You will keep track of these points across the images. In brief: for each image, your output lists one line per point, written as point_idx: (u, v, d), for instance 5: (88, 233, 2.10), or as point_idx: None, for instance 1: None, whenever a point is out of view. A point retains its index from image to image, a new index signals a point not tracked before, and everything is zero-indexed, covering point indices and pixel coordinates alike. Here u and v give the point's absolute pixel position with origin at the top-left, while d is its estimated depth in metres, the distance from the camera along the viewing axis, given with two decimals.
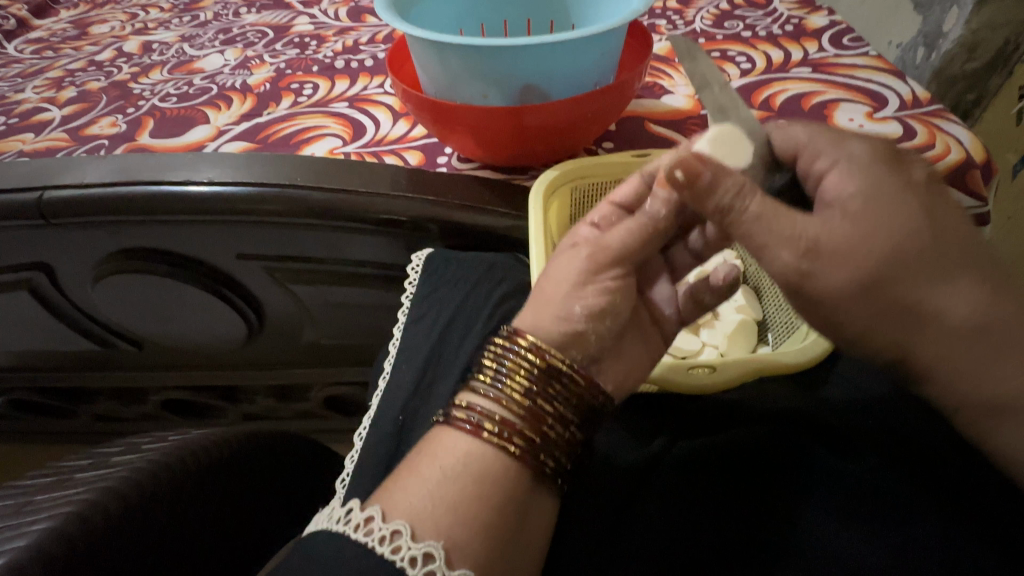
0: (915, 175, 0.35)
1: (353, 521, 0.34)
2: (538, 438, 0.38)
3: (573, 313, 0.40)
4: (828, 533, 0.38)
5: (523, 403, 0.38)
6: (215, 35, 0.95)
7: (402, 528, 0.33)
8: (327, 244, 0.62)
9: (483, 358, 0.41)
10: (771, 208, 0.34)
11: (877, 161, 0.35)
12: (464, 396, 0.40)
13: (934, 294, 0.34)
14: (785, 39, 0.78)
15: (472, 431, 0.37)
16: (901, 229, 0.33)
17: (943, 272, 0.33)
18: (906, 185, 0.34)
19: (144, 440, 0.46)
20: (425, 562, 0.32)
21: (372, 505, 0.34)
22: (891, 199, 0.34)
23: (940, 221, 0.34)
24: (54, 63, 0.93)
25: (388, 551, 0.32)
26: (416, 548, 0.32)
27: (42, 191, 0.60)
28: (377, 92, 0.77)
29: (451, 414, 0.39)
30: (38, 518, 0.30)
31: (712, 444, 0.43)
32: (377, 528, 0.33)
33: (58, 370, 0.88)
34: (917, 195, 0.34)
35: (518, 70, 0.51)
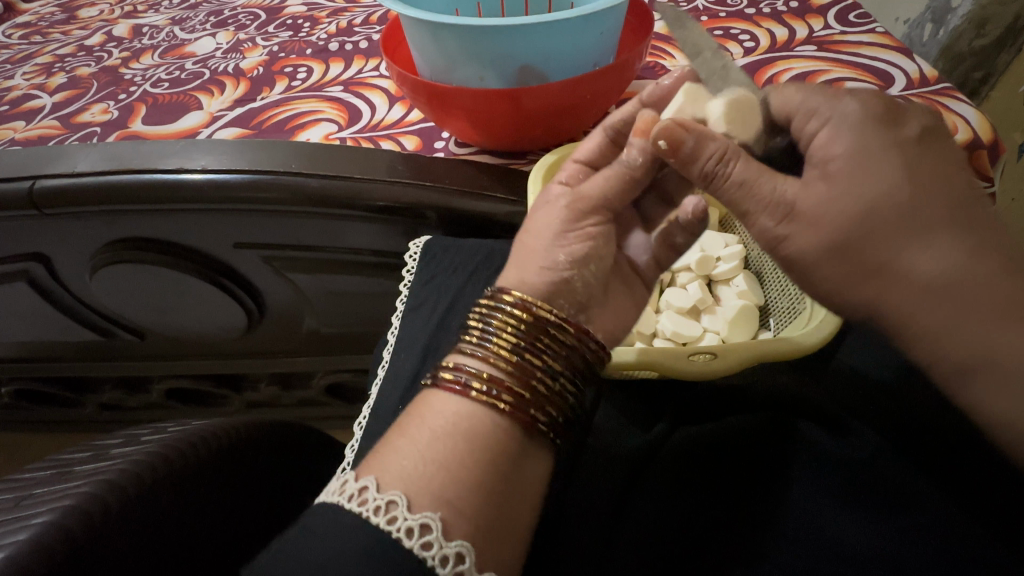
0: (907, 132, 0.34)
1: (348, 491, 0.33)
2: (529, 394, 0.37)
3: (558, 261, 0.41)
4: (827, 519, 0.37)
5: (511, 359, 0.37)
6: (206, 18, 0.92)
7: (397, 500, 0.32)
8: (325, 231, 0.62)
9: (468, 319, 0.40)
10: (751, 172, 0.35)
11: (871, 118, 0.34)
12: (451, 358, 0.39)
13: (919, 255, 0.32)
14: (790, 16, 0.75)
15: (461, 391, 0.36)
16: (880, 192, 0.32)
17: (930, 232, 0.32)
18: (892, 142, 0.33)
19: (144, 431, 0.46)
20: (422, 533, 0.31)
21: (366, 476, 0.33)
22: (875, 158, 0.33)
23: (929, 183, 0.33)
24: (43, 48, 0.91)
25: (383, 522, 0.31)
26: (412, 518, 0.31)
27: (33, 180, 0.59)
28: (372, 75, 0.75)
29: (439, 376, 0.38)
30: (37, 514, 0.30)
31: (709, 435, 0.44)
32: (371, 499, 0.32)
33: (61, 360, 0.88)
34: (904, 153, 0.33)
35: (517, 51, 0.50)
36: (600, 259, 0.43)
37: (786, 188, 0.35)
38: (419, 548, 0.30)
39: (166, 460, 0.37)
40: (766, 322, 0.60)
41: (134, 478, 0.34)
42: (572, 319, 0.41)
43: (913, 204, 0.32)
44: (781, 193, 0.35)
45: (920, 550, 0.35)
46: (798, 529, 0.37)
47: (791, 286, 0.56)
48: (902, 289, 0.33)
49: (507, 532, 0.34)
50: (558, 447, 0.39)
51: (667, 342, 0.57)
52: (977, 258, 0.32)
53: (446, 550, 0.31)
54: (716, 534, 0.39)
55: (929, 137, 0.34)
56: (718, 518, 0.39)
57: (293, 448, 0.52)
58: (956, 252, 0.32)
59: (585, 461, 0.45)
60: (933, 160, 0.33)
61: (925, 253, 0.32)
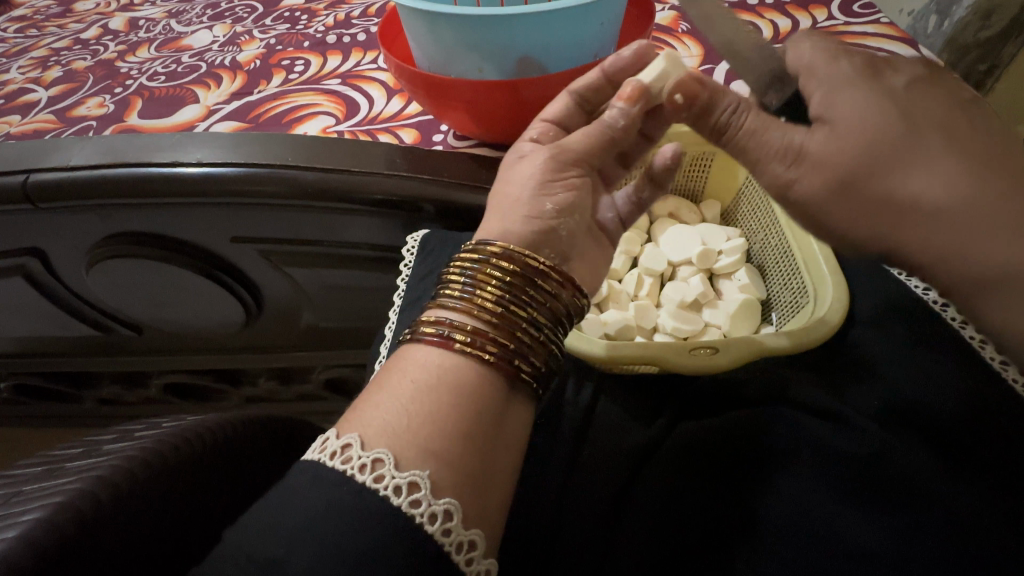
0: (899, 79, 0.35)
1: (330, 450, 0.32)
2: (513, 343, 0.37)
3: (544, 209, 0.42)
4: (832, 514, 0.36)
5: (495, 310, 0.38)
6: (203, 11, 0.91)
7: (384, 457, 0.32)
8: (322, 224, 0.61)
9: (448, 274, 0.40)
10: (764, 121, 0.37)
11: (867, 68, 0.36)
12: (431, 313, 0.39)
13: (933, 182, 0.32)
14: (793, 7, 0.74)
15: (442, 344, 0.37)
16: (884, 125, 0.33)
17: (942, 161, 0.32)
18: (885, 89, 0.34)
19: (138, 426, 0.45)
20: (410, 490, 0.31)
21: (350, 434, 0.33)
22: (873, 98, 0.34)
23: (933, 118, 0.33)
24: (38, 41, 0.90)
25: (370, 480, 0.31)
26: (399, 476, 0.31)
27: (27, 174, 0.59)
28: (370, 68, 0.74)
29: (419, 331, 0.38)
30: (28, 509, 0.30)
31: (711, 427, 0.43)
32: (355, 457, 0.32)
33: (59, 356, 0.88)
34: (902, 94, 0.34)
35: (516, 41, 0.49)
36: (583, 209, 0.44)
37: (796, 135, 0.36)
38: (406, 506, 0.30)
39: (162, 455, 0.37)
40: (767, 315, 0.60)
41: (129, 473, 0.34)
42: (555, 268, 0.41)
43: (918, 135, 0.33)
44: (792, 140, 0.36)
45: (929, 541, 0.34)
46: (799, 525, 0.36)
47: (793, 279, 0.55)
48: (925, 223, 0.33)
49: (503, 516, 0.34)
50: (540, 397, 0.39)
51: (667, 337, 0.57)
52: (1003, 180, 0.31)
53: (434, 508, 0.31)
54: (718, 531, 0.38)
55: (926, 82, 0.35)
56: (723, 514, 0.39)
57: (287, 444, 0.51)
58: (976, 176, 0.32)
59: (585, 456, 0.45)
60: (932, 99, 0.34)
61: (939, 184, 0.32)
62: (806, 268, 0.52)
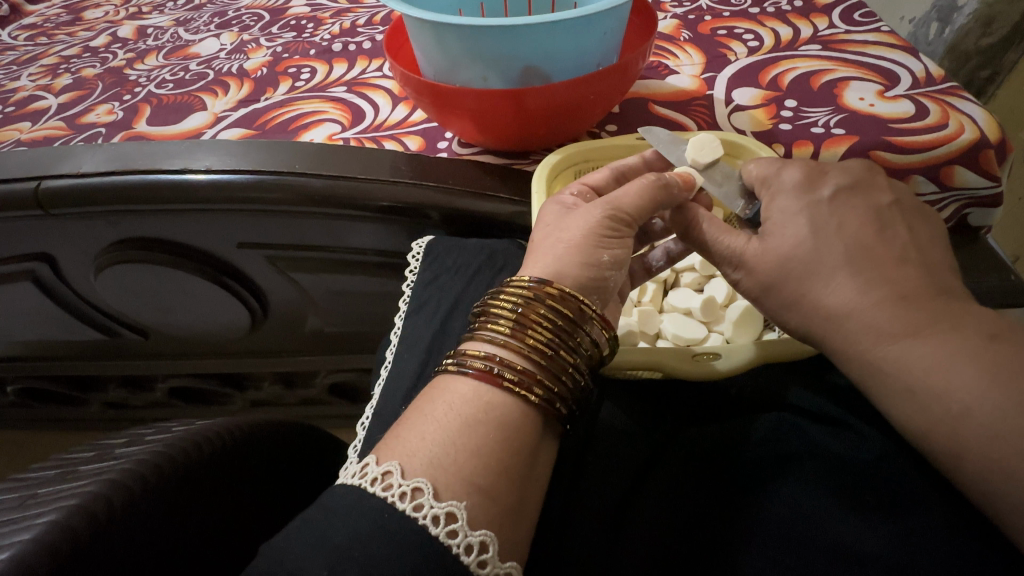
0: (820, 194, 0.39)
1: (370, 476, 0.32)
2: (557, 387, 0.37)
3: (602, 261, 0.41)
4: (832, 520, 0.36)
5: (546, 353, 0.38)
6: (210, 19, 0.93)
7: (424, 486, 0.31)
8: (328, 231, 0.62)
9: (499, 306, 0.39)
10: (718, 230, 0.42)
11: (801, 180, 0.40)
12: (478, 347, 0.38)
13: (839, 292, 0.36)
14: (794, 16, 0.75)
15: (492, 381, 0.36)
16: (803, 240, 0.37)
17: (855, 274, 0.36)
18: (804, 203, 0.39)
19: (148, 431, 0.46)
20: (447, 521, 0.31)
21: (390, 461, 0.33)
22: (793, 216, 0.38)
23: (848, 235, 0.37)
24: (48, 49, 0.91)
25: (410, 509, 0.30)
26: (438, 506, 0.31)
27: (38, 180, 0.59)
28: (375, 76, 0.75)
29: (466, 362, 0.37)
30: (42, 512, 0.30)
31: (711, 441, 0.43)
32: (397, 484, 0.31)
33: (67, 360, 0.89)
34: (819, 212, 0.38)
35: (519, 50, 0.50)
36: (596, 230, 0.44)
37: (738, 244, 0.40)
38: (444, 536, 0.30)
39: (172, 460, 0.37)
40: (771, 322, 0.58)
41: (138, 478, 0.34)
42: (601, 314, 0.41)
43: (829, 249, 0.37)
44: (734, 249, 0.40)
45: (928, 548, 0.34)
46: (797, 527, 0.36)
47: None
48: (825, 310, 0.36)
49: (520, 506, 0.34)
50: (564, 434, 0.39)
51: (669, 344, 0.57)
52: (885, 287, 0.35)
53: (470, 539, 0.31)
54: (717, 540, 0.38)
55: (846, 193, 0.39)
56: (733, 521, 0.39)
57: (295, 448, 0.52)
58: (862, 284, 0.35)
59: (589, 463, 0.44)
60: (843, 209, 0.38)
61: (829, 286, 0.36)
62: None
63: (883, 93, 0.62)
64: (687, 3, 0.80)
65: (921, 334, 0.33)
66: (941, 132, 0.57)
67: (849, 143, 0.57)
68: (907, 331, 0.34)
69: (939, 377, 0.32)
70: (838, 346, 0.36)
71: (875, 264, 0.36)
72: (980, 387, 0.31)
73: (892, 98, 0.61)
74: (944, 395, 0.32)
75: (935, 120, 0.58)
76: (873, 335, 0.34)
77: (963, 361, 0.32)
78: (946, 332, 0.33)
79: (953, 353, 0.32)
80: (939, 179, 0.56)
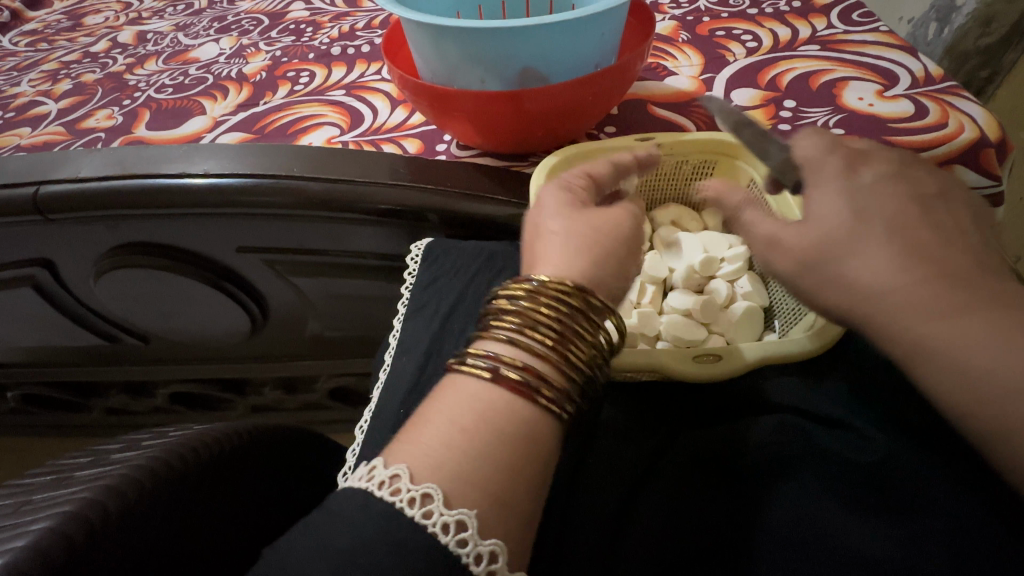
0: (859, 180, 0.38)
1: (378, 479, 0.31)
2: (580, 403, 0.38)
3: (601, 262, 0.40)
4: (837, 524, 0.35)
5: (579, 370, 0.38)
6: (210, 24, 0.93)
7: (432, 492, 0.30)
8: (326, 235, 0.62)
9: (546, 314, 0.37)
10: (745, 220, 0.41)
11: (846, 166, 0.39)
12: (515, 354, 0.36)
13: (877, 265, 0.34)
14: (792, 16, 0.75)
15: (530, 395, 0.35)
16: (841, 216, 0.36)
17: (897, 250, 0.34)
18: (843, 186, 0.37)
19: (145, 436, 0.45)
20: (458, 529, 0.30)
21: (398, 463, 0.32)
22: (836, 196, 0.37)
23: (891, 213, 0.35)
24: (48, 55, 0.92)
25: (419, 515, 0.30)
26: (449, 514, 0.30)
27: (37, 187, 0.60)
28: (374, 79, 0.75)
29: (504, 371, 0.35)
30: (36, 519, 0.30)
31: (712, 441, 0.42)
32: (405, 489, 0.30)
33: (67, 366, 0.89)
34: (860, 190, 0.37)
35: (517, 53, 0.50)
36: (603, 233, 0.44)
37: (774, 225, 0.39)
38: (454, 545, 0.30)
39: (167, 465, 0.37)
40: (771, 324, 0.58)
41: (134, 483, 0.34)
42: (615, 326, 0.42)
43: (867, 224, 0.35)
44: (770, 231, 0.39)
45: (932, 550, 0.34)
46: (802, 529, 0.36)
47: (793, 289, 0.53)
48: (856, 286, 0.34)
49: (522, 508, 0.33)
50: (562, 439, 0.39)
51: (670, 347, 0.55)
52: (924, 262, 0.33)
53: (480, 549, 0.30)
54: (732, 542, 0.37)
55: (889, 179, 0.38)
56: (738, 525, 0.38)
57: (292, 451, 0.52)
58: (903, 259, 0.33)
59: (590, 465, 0.43)
60: (887, 188, 0.37)
61: (865, 262, 0.34)
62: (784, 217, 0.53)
63: (883, 93, 0.62)
64: (686, 4, 0.80)
65: (969, 314, 0.31)
66: (941, 132, 0.57)
67: None
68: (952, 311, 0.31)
69: (978, 358, 0.30)
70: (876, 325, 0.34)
71: (915, 241, 0.34)
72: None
73: (891, 98, 0.61)
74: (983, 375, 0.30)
75: (935, 120, 0.58)
76: (911, 310, 0.32)
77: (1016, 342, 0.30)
78: (992, 314, 0.31)
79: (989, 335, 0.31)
80: None
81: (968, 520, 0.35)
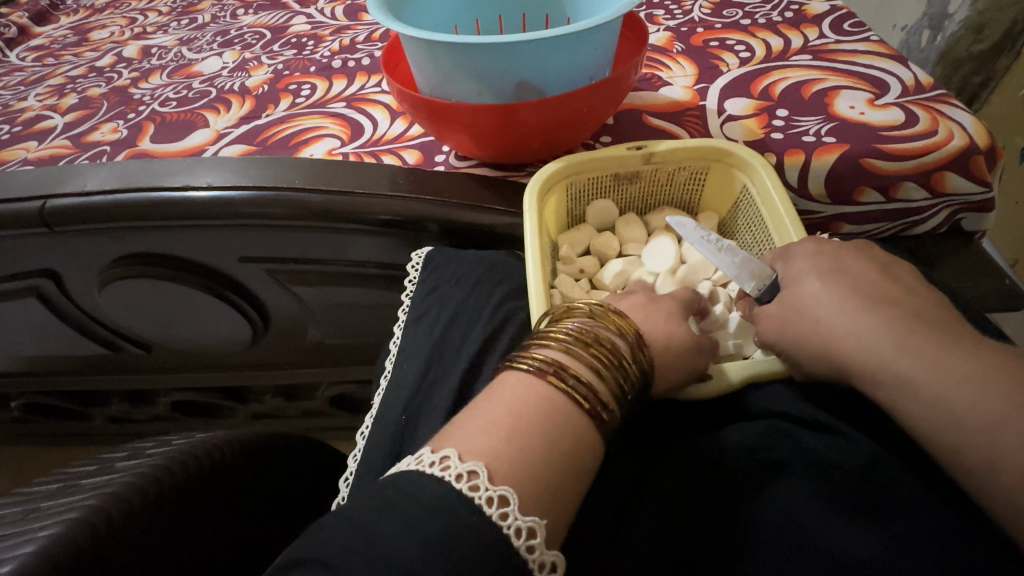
0: (823, 250, 0.44)
1: (454, 472, 0.31)
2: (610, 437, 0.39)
3: None
4: (826, 527, 0.34)
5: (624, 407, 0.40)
6: (214, 38, 0.95)
7: (509, 496, 0.31)
8: (327, 245, 0.63)
9: (625, 354, 0.40)
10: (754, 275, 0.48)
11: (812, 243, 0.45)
12: (593, 383, 0.38)
13: (846, 316, 0.38)
14: (785, 26, 0.76)
15: (598, 424, 0.36)
16: (811, 284, 0.41)
17: (863, 304, 0.38)
18: (808, 261, 0.43)
19: (150, 444, 0.46)
20: (527, 535, 0.31)
21: (474, 460, 0.32)
22: (804, 269, 0.43)
23: (856, 276, 0.41)
24: (55, 70, 0.93)
25: (496, 516, 0.30)
26: (523, 519, 0.31)
27: (44, 200, 0.61)
28: (374, 92, 0.77)
29: (587, 399, 0.36)
30: (43, 526, 0.31)
31: (700, 447, 0.40)
32: (484, 489, 0.31)
33: (71, 375, 0.90)
34: (823, 260, 0.43)
35: (512, 67, 0.51)
36: None
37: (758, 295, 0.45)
38: (524, 550, 0.30)
39: (171, 474, 0.38)
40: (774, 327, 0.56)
41: (138, 491, 0.35)
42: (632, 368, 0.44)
43: (832, 285, 0.40)
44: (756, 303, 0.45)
45: (921, 550, 0.32)
46: (788, 532, 0.34)
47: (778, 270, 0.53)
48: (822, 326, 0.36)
49: None
50: None
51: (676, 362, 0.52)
52: (891, 313, 0.37)
53: (544, 557, 0.31)
54: (721, 546, 0.35)
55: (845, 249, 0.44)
56: (725, 528, 0.36)
57: (291, 460, 0.52)
58: (869, 310, 0.38)
59: None
60: (845, 258, 0.42)
61: (837, 313, 0.39)
62: (771, 222, 0.53)
63: (873, 102, 0.63)
64: (680, 15, 0.82)
65: (939, 352, 0.35)
66: (931, 139, 0.58)
67: (840, 151, 0.58)
68: (919, 350, 0.35)
69: (947, 387, 0.33)
70: (854, 368, 0.37)
71: (879, 296, 0.39)
72: (994, 389, 0.32)
73: (882, 106, 0.62)
74: (957, 399, 0.33)
75: (925, 127, 0.59)
76: (887, 350, 0.36)
77: (983, 375, 0.33)
78: (959, 348, 0.35)
79: (955, 367, 0.34)
80: (931, 185, 0.58)
81: (957, 527, 0.33)
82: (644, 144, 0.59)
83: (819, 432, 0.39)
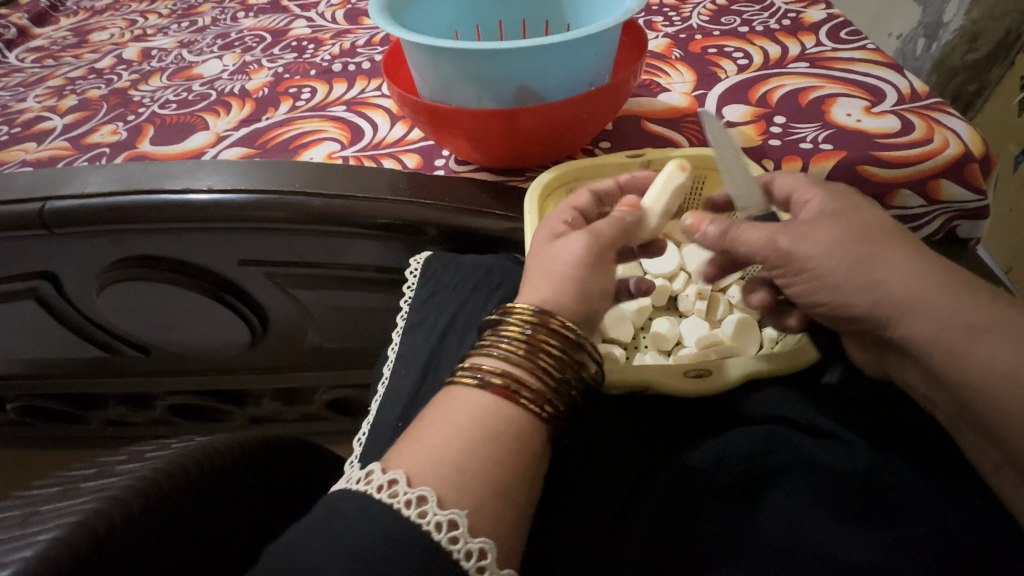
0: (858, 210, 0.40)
1: (375, 483, 0.32)
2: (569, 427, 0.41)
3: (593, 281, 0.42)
4: (826, 534, 0.34)
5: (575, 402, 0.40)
6: (214, 40, 0.95)
7: (428, 494, 0.31)
8: (327, 249, 0.63)
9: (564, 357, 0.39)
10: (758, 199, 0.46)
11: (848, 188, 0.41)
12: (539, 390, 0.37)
13: (893, 274, 0.36)
14: (782, 34, 0.77)
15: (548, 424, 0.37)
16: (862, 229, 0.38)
17: (912, 264, 0.36)
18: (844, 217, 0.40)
19: (148, 447, 0.46)
20: (449, 528, 0.30)
21: (395, 469, 0.32)
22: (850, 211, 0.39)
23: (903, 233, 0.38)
24: (54, 71, 0.93)
25: (414, 515, 0.30)
26: (442, 513, 0.31)
27: (43, 201, 0.61)
28: (374, 95, 0.77)
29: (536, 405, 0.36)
30: (44, 528, 0.31)
31: (701, 451, 0.40)
32: (402, 492, 0.31)
33: (67, 377, 0.89)
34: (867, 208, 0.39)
35: (512, 71, 0.51)
36: None
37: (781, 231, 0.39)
38: (447, 543, 0.30)
39: (170, 475, 0.38)
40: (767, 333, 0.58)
41: (137, 493, 0.35)
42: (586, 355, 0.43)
43: (882, 238, 0.37)
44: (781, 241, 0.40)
45: (919, 555, 0.33)
46: (788, 540, 0.34)
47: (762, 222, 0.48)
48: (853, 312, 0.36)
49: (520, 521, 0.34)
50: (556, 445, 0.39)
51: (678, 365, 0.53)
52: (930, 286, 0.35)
53: (470, 545, 0.30)
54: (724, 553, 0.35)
55: None
56: (727, 532, 0.36)
57: (289, 464, 0.52)
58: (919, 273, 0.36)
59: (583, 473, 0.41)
60: None
61: (884, 273, 0.36)
62: None
63: (870, 109, 0.64)
64: (678, 22, 0.82)
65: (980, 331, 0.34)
66: (927, 146, 0.58)
67: (837, 158, 0.59)
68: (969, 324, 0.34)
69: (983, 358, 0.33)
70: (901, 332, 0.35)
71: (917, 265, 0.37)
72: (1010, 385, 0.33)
73: (878, 113, 0.63)
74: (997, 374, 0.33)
75: (921, 135, 0.60)
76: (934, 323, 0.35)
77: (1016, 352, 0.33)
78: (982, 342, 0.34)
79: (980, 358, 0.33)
80: (927, 193, 0.59)
81: (955, 533, 0.34)
82: (642, 152, 0.60)
83: (818, 437, 0.39)
